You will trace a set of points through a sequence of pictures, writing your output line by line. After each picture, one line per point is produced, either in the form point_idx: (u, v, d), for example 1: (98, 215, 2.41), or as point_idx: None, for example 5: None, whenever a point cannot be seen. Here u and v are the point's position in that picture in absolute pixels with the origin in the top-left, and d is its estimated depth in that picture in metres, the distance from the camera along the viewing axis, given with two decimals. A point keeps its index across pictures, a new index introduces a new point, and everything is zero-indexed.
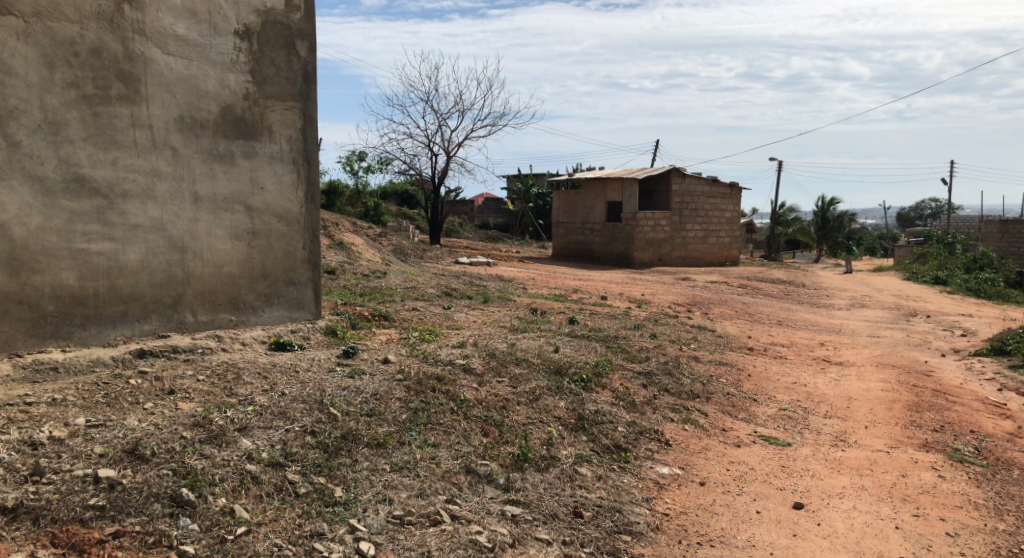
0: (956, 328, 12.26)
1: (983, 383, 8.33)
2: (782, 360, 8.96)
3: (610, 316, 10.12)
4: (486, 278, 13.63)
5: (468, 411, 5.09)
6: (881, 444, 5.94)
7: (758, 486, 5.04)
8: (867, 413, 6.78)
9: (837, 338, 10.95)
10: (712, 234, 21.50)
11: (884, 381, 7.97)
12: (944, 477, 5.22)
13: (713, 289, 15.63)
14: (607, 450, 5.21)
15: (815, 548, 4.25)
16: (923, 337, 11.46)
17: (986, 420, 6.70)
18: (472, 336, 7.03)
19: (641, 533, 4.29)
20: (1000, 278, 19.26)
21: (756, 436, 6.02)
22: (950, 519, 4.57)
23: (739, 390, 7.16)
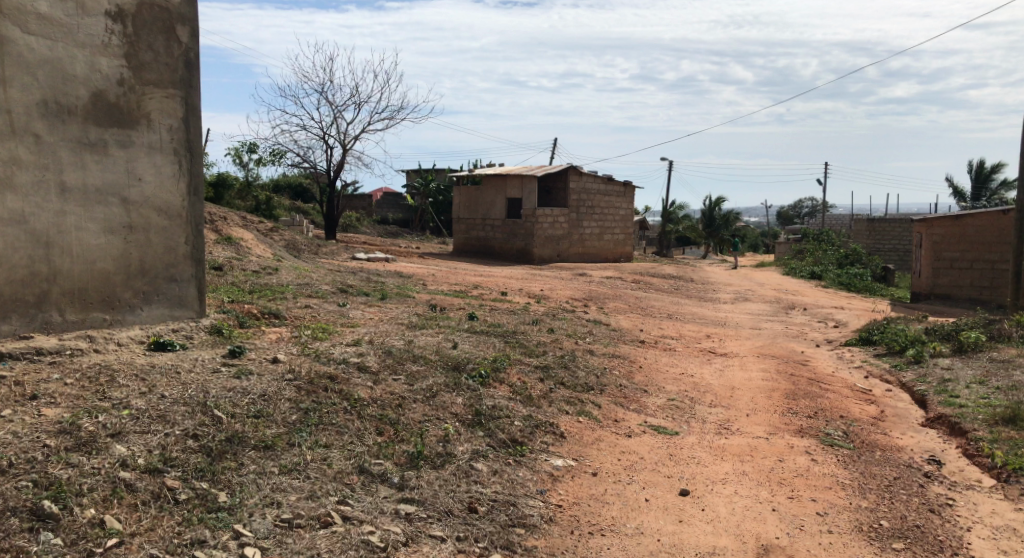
0: (829, 320, 13.11)
1: (852, 371, 8.95)
2: (672, 352, 9.30)
3: (508, 312, 10.20)
4: (384, 274, 13.44)
5: (363, 409, 5.01)
6: (761, 430, 6.27)
7: (647, 474, 5.21)
8: (749, 401, 7.14)
9: (723, 331, 11.46)
10: (607, 231, 22.03)
11: (764, 370, 8.41)
12: (816, 460, 5.57)
13: (608, 284, 16.03)
14: (503, 445, 5.24)
15: (699, 532, 4.43)
16: (800, 329, 12.17)
17: (853, 406, 7.19)
18: (367, 333, 6.92)
19: (535, 525, 4.34)
20: (868, 273, 20.73)
21: (646, 426, 6.23)
22: (820, 499, 4.87)
23: (631, 382, 7.37)
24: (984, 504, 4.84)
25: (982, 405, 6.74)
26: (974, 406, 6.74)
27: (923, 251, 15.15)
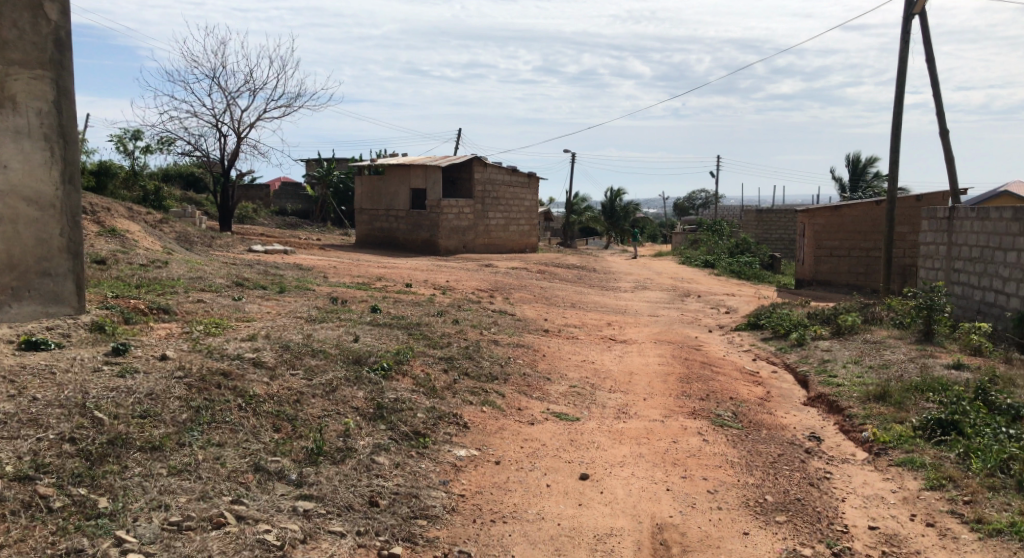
0: (721, 306, 13.71)
1: (742, 354, 9.41)
2: (574, 340, 9.48)
3: (412, 304, 10.11)
4: (283, 267, 13.04)
5: (258, 406, 4.86)
6: (657, 414, 6.48)
7: (548, 460, 5.30)
8: (646, 386, 7.38)
9: (623, 318, 11.78)
10: (512, 222, 22.19)
11: (661, 355, 8.71)
12: (707, 441, 5.81)
13: (513, 275, 16.15)
14: (406, 437, 5.20)
15: (597, 514, 4.55)
16: (695, 315, 12.66)
17: (742, 388, 7.55)
18: (264, 328, 6.71)
19: (437, 516, 4.34)
20: (757, 261, 21.78)
21: (548, 413, 6.33)
22: (711, 478, 5.08)
23: (534, 370, 7.48)
24: (857, 476, 5.20)
25: (857, 383, 7.22)
26: (849, 385, 7.22)
27: (806, 240, 16.03)
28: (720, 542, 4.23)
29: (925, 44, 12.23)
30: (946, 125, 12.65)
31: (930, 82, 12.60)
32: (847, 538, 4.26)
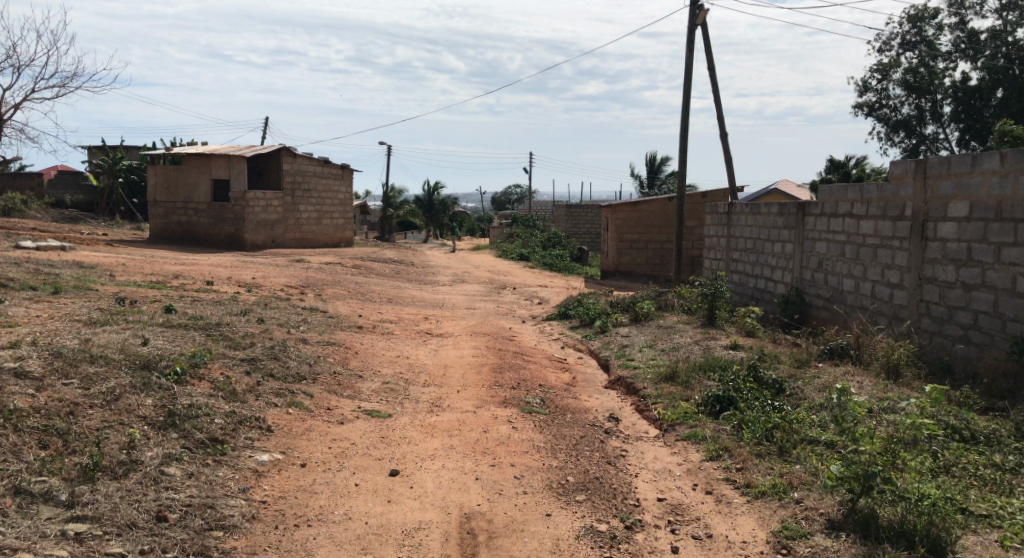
0: (534, 297, 14.18)
1: (552, 343, 9.78)
2: (388, 335, 9.37)
3: (213, 303, 9.47)
4: (60, 265, 11.69)
5: (20, 422, 4.31)
6: (469, 405, 6.56)
7: (358, 459, 5.19)
8: (459, 378, 7.46)
9: (439, 312, 11.81)
10: (325, 215, 21.53)
11: (475, 347, 8.83)
12: (516, 428, 5.97)
13: (327, 270, 15.67)
14: (201, 445, 4.85)
15: (406, 510, 4.52)
16: (509, 307, 12.99)
17: (550, 375, 7.85)
18: (32, 333, 5.98)
19: (235, 526, 4.09)
20: (567, 254, 22.79)
21: (359, 411, 6.20)
22: (517, 464, 5.22)
23: (345, 368, 7.30)
24: (649, 452, 5.58)
25: (651, 365, 7.78)
26: (645, 367, 7.76)
27: (610, 233, 17.02)
28: (525, 525, 4.36)
29: (707, 54, 13.39)
30: (725, 128, 13.94)
31: (711, 87, 13.81)
32: (638, 511, 4.55)
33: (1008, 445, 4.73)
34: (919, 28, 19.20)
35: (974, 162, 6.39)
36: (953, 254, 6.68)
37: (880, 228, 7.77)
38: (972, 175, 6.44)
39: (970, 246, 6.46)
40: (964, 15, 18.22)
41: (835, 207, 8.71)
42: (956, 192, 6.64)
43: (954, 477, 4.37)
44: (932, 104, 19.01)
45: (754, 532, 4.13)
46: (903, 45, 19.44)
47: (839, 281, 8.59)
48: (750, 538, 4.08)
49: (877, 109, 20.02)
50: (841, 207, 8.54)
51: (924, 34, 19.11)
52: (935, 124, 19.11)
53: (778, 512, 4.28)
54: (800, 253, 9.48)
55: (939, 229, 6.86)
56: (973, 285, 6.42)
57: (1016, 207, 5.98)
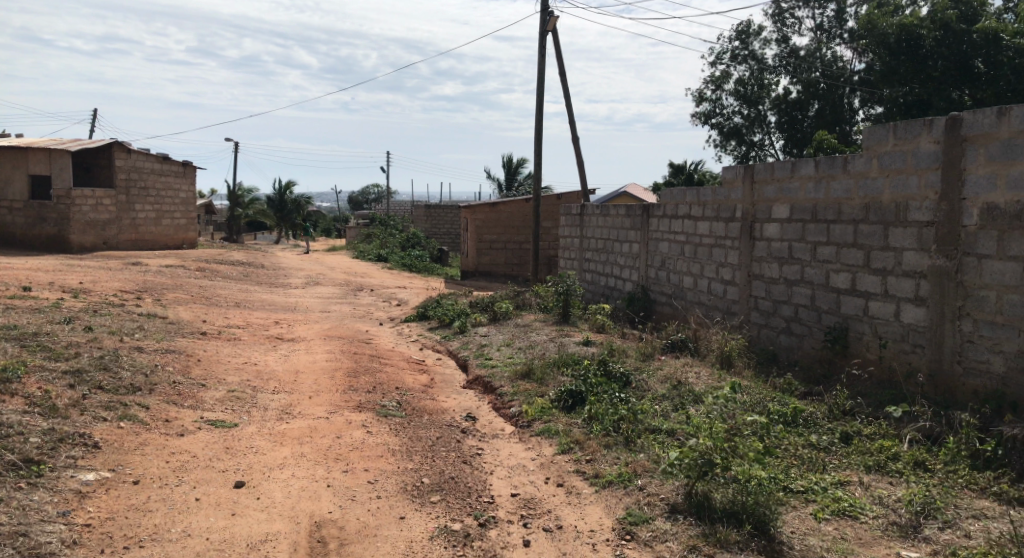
0: (391, 299, 13.99)
1: (409, 344, 9.69)
2: (235, 341, 8.92)
3: (32, 311, 8.61)
4: None
5: None
6: (322, 411, 6.37)
7: (199, 472, 4.90)
8: (312, 384, 7.23)
9: (291, 316, 11.38)
10: (165, 215, 20.18)
11: (329, 352, 8.58)
12: (370, 432, 5.86)
13: (167, 273, 14.68)
14: (14, 467, 4.40)
15: (251, 523, 4.32)
16: (366, 309, 12.75)
17: (408, 377, 7.77)
18: None
19: (52, 553, 3.75)
20: (426, 254, 22.69)
21: (201, 422, 5.86)
22: (372, 469, 5.12)
23: (186, 377, 6.86)
24: (504, 449, 5.66)
25: (507, 363, 7.90)
26: (502, 365, 7.87)
27: (468, 234, 17.11)
28: (377, 530, 4.29)
29: (557, 60, 13.78)
30: (577, 132, 14.41)
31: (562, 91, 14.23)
32: (492, 508, 4.60)
33: (822, 426, 5.21)
34: (746, 43, 20.74)
35: (794, 168, 6.99)
36: (777, 253, 7.27)
37: (715, 229, 8.32)
38: (792, 180, 7.03)
39: (791, 245, 7.05)
40: (785, 33, 19.87)
41: (675, 209, 9.23)
42: (779, 196, 7.23)
43: (777, 457, 4.77)
44: (759, 114, 20.56)
45: (601, 520, 4.29)
46: (734, 58, 20.92)
47: (680, 279, 9.11)
48: (597, 527, 4.23)
49: (712, 117, 21.42)
50: (681, 208, 9.06)
51: (751, 49, 20.67)
52: (762, 132, 20.67)
53: (624, 500, 4.48)
54: (645, 253, 9.96)
55: (765, 229, 7.44)
56: (794, 281, 7.01)
57: (828, 209, 6.58)
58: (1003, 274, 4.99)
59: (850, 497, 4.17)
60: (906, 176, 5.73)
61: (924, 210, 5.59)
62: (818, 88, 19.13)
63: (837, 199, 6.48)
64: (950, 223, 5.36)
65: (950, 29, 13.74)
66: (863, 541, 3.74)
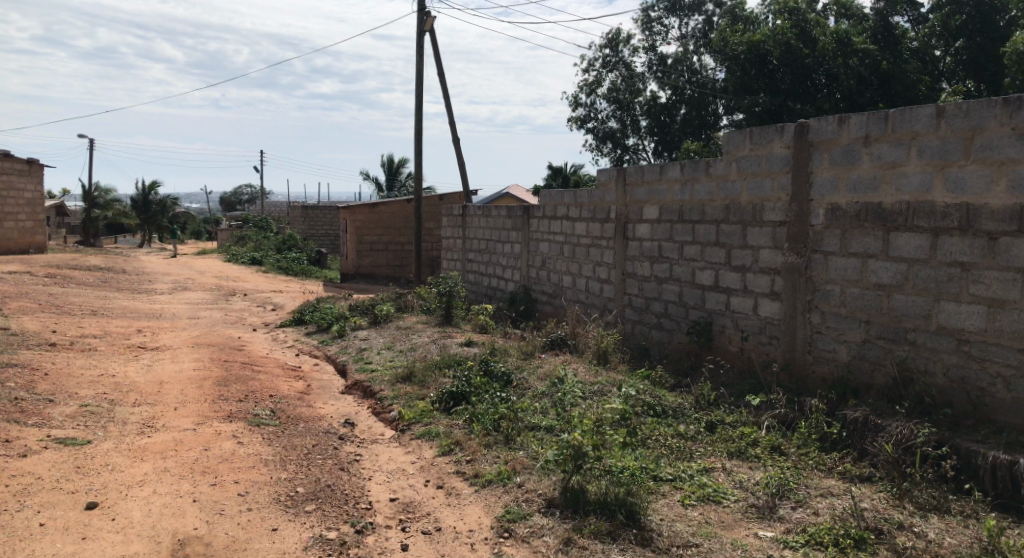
0: (266, 304, 13.48)
1: (285, 351, 9.36)
2: (90, 352, 8.32)
3: None
4: None
5: None
6: (188, 423, 6.05)
7: (45, 495, 4.53)
8: (177, 394, 6.85)
9: (154, 324, 10.72)
10: (7, 218, 18.52)
11: (197, 360, 8.16)
12: (241, 443, 5.62)
13: (11, 281, 13.49)
14: None
15: (104, 546, 4.04)
16: (238, 315, 12.22)
17: (282, 384, 7.50)
18: None
19: None
20: (304, 257, 22.03)
21: (48, 441, 5.42)
22: (241, 481, 4.91)
23: (31, 393, 6.33)
24: (383, 453, 5.58)
25: (387, 367, 7.79)
26: (381, 369, 7.75)
27: (347, 236, 16.75)
28: (246, 544, 4.12)
29: (436, 60, 13.75)
30: (456, 132, 14.43)
31: (440, 92, 14.21)
32: (370, 514, 4.53)
33: (690, 416, 5.48)
34: (616, 50, 21.47)
35: (662, 171, 7.30)
36: (648, 252, 7.56)
37: (591, 229, 8.55)
38: (661, 182, 7.34)
39: (661, 245, 7.36)
40: (653, 41, 20.71)
41: (554, 210, 9.42)
42: (649, 198, 7.53)
43: (648, 448, 4.96)
44: (631, 119, 21.35)
45: (480, 520, 4.31)
46: (605, 65, 21.60)
47: (559, 278, 9.30)
48: (475, 526, 4.24)
49: (588, 121, 22.02)
50: (560, 210, 9.25)
51: (621, 56, 21.41)
52: (635, 137, 21.45)
53: (503, 498, 4.52)
54: (526, 253, 10.11)
55: (637, 229, 7.73)
56: (664, 278, 7.32)
57: (693, 210, 6.92)
58: (846, 269, 5.40)
59: (714, 482, 4.41)
60: (761, 179, 6.11)
61: (777, 211, 5.97)
62: (686, 94, 20.20)
63: (701, 201, 6.82)
64: (800, 222, 5.76)
65: (793, 44, 13.77)
66: (725, 524, 3.96)
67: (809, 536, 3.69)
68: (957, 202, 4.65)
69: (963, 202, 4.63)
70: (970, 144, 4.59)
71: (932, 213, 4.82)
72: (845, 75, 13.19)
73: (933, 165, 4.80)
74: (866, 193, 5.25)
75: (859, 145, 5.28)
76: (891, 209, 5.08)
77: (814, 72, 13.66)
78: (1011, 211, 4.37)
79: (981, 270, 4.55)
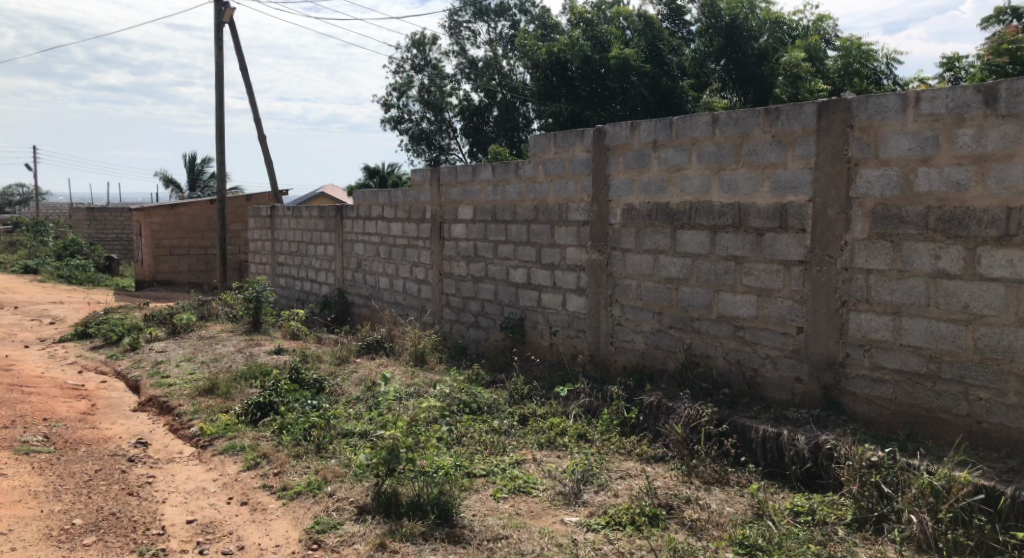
0: (44, 317, 12.07)
1: (65, 368, 8.43)
2: None
3: None
4: None
5: None
6: None
7: None
8: None
9: None
10: None
11: None
12: (6, 475, 4.97)
13: None
14: None
15: None
16: (7, 330, 10.84)
17: (60, 406, 6.74)
18: None
19: None
20: (90, 264, 19.98)
21: None
22: (4, 518, 4.35)
23: None
24: (180, 473, 5.18)
25: (186, 380, 7.25)
26: (180, 383, 7.20)
27: (142, 240, 15.42)
28: None
29: (237, 53, 13.01)
30: (262, 130, 13.77)
31: (243, 87, 13.47)
32: (162, 540, 4.19)
33: (503, 411, 5.61)
34: (423, 52, 21.52)
35: (474, 172, 7.41)
36: (463, 252, 7.65)
37: (407, 230, 8.50)
38: (473, 183, 7.45)
39: (475, 245, 7.47)
40: (462, 45, 21.00)
41: (368, 211, 9.25)
42: (463, 198, 7.61)
43: (463, 445, 5.01)
44: (444, 121, 21.50)
45: (287, 534, 4.13)
46: (414, 67, 21.58)
47: (375, 280, 9.17)
48: (282, 541, 4.06)
49: (401, 122, 21.90)
50: (374, 210, 9.11)
51: (428, 58, 21.51)
52: (449, 137, 21.63)
53: (312, 509, 4.37)
54: (340, 255, 9.85)
55: (452, 229, 7.79)
56: (479, 277, 7.44)
57: (504, 210, 7.09)
58: (641, 264, 5.78)
59: (524, 474, 4.54)
60: (566, 180, 6.39)
61: (580, 211, 6.27)
62: (496, 97, 20.59)
63: (512, 201, 7.00)
64: (600, 222, 6.09)
65: (590, 54, 14.45)
66: (533, 513, 4.09)
67: (609, 518, 3.91)
68: (731, 202, 5.13)
69: (736, 202, 5.11)
70: (740, 149, 5.07)
71: (711, 212, 5.27)
72: (634, 93, 14.29)
73: (711, 168, 5.25)
74: (657, 194, 5.64)
75: (649, 149, 5.66)
76: (677, 208, 5.50)
77: (606, 81, 14.46)
78: (773, 210, 4.88)
79: (752, 263, 5.04)
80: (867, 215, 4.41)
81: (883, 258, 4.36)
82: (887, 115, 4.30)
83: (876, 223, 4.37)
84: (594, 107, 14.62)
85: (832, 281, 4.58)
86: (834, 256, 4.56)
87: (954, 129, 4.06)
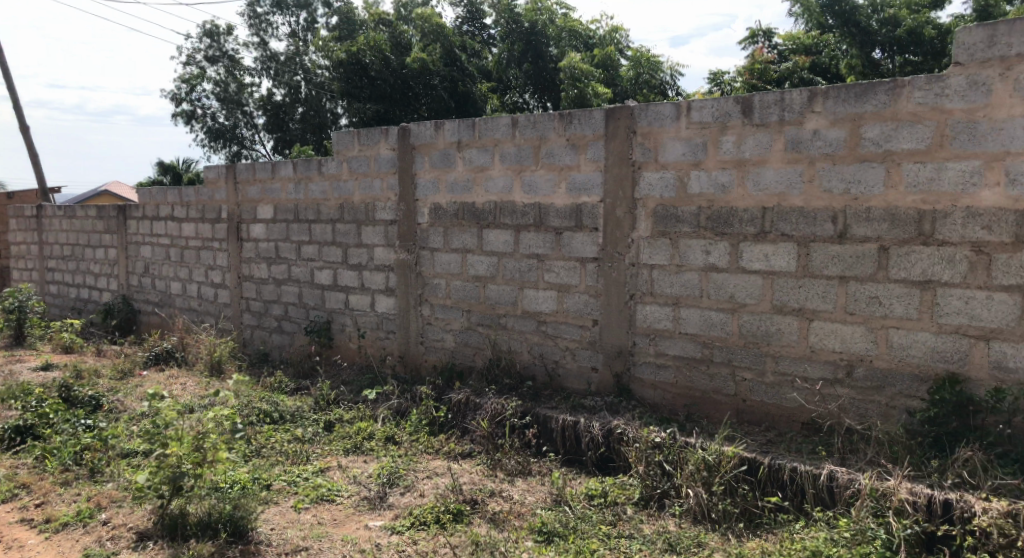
0: None
1: None
2: None
3: None
4: None
5: None
6: None
7: None
8: None
9: None
10: None
11: None
12: None
13: None
14: None
15: None
16: None
17: None
18: None
19: None
20: None
21: None
22: None
23: None
24: None
25: None
26: None
27: None
28: None
29: None
30: (26, 120, 12.26)
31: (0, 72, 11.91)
32: None
33: (307, 418, 5.41)
34: (217, 42, 20.27)
35: (274, 169, 7.07)
36: (264, 253, 7.28)
37: (200, 230, 7.94)
38: (273, 181, 7.11)
39: (277, 246, 7.14)
40: (263, 37, 20.02)
41: (156, 211, 8.53)
42: (262, 196, 7.24)
43: (262, 457, 4.78)
44: (245, 116, 20.38)
45: None
46: (208, 59, 20.27)
47: (166, 285, 8.48)
48: None
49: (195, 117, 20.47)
50: (162, 210, 8.42)
51: (224, 49, 20.30)
52: (250, 132, 20.52)
53: (82, 540, 3.94)
54: (124, 259, 9.01)
55: (251, 230, 7.39)
56: (282, 280, 7.12)
57: (308, 209, 6.83)
58: (448, 263, 5.83)
59: (328, 481, 4.41)
60: (371, 179, 6.28)
61: (387, 210, 6.20)
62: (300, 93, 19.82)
63: (316, 200, 6.77)
64: (408, 221, 6.06)
65: (389, 56, 14.54)
66: (336, 521, 3.98)
67: (414, 518, 3.90)
68: (532, 202, 5.31)
69: (536, 202, 5.29)
70: (539, 151, 5.26)
71: (514, 212, 5.42)
72: (436, 95, 14.43)
73: (512, 170, 5.40)
74: (462, 194, 5.71)
75: (454, 149, 5.71)
76: (482, 208, 5.60)
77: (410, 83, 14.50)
78: (569, 210, 5.11)
79: (551, 261, 5.24)
80: (650, 215, 4.76)
81: (664, 253, 4.72)
82: (665, 123, 4.66)
83: (657, 222, 4.73)
84: (400, 107, 14.72)
85: (622, 276, 4.89)
86: (623, 253, 4.88)
87: (719, 137, 4.48)
